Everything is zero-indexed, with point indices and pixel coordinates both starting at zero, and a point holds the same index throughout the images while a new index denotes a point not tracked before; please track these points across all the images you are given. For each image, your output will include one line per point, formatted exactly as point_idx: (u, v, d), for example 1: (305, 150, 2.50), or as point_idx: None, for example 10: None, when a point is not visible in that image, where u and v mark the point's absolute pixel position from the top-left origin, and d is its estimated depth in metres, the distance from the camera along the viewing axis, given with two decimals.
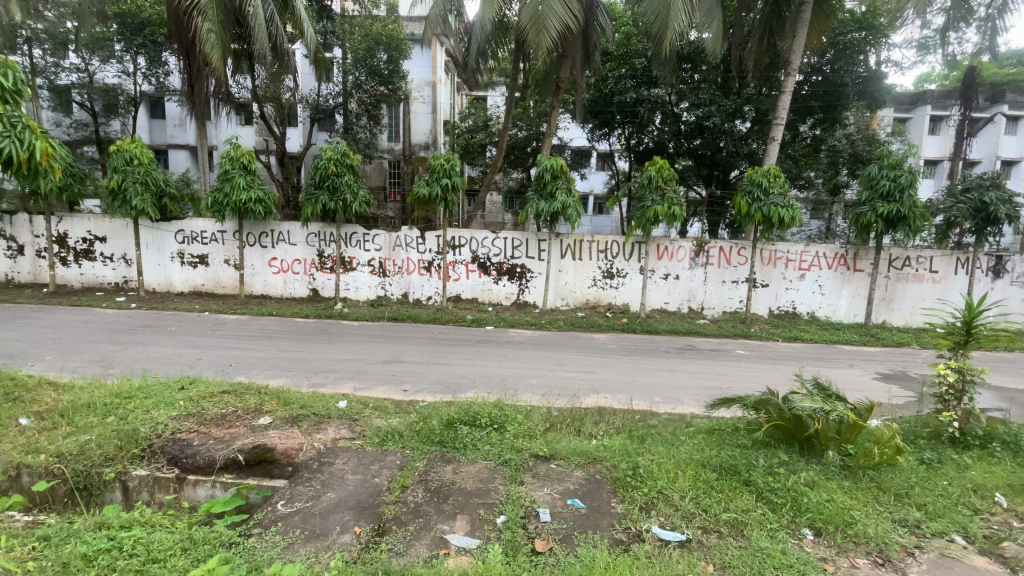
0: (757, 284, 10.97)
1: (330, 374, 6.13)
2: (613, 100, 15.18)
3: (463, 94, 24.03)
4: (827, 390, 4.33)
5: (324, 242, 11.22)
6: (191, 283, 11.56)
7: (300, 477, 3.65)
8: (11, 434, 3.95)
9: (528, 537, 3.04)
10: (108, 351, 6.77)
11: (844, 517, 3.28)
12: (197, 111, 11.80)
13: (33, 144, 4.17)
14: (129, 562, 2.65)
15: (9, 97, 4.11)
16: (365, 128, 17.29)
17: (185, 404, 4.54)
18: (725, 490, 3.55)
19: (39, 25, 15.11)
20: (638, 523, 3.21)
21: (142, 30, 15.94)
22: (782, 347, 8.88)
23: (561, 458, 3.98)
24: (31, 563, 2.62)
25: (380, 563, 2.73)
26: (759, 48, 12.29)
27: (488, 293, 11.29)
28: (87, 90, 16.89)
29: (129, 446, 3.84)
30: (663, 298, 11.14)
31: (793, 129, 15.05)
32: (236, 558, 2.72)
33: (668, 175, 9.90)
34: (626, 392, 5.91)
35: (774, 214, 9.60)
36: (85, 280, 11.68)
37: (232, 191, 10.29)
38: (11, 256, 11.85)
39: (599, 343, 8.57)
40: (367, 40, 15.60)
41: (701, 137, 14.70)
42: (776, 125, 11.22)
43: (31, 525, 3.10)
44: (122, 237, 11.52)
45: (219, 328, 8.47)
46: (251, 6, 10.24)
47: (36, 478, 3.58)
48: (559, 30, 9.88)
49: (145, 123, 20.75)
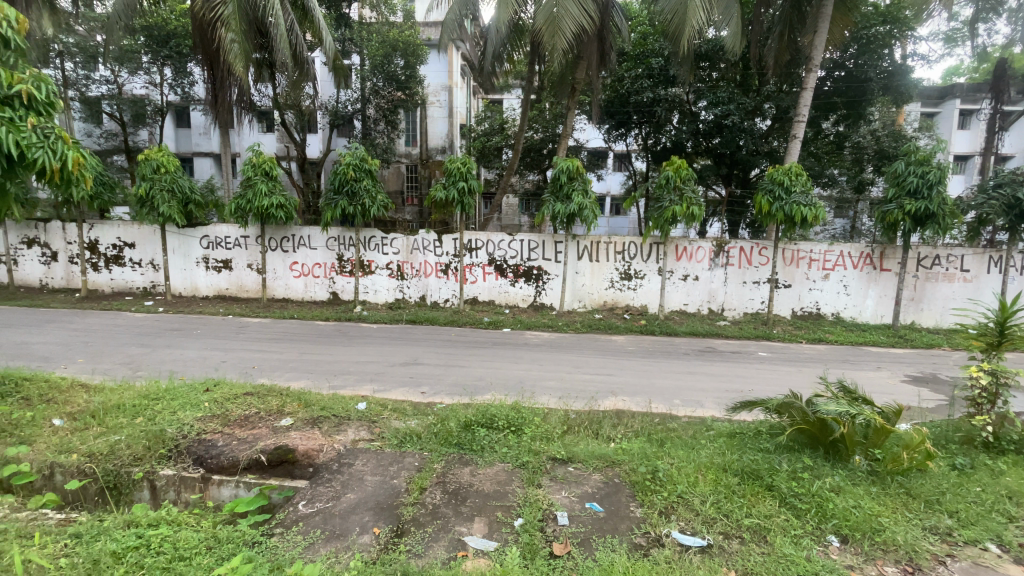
0: (779, 284, 10.75)
1: (350, 377, 6.22)
2: (629, 100, 15.12)
3: (479, 97, 24.25)
4: (852, 393, 4.23)
5: (343, 246, 11.39)
6: (215, 287, 11.83)
7: (321, 478, 3.70)
8: (46, 433, 4.10)
9: (546, 540, 3.03)
10: (137, 354, 6.99)
11: (872, 524, 3.18)
12: (221, 119, 12.11)
13: (65, 154, 4.31)
14: (156, 560, 2.72)
15: (41, 108, 4.27)
16: (383, 133, 17.51)
17: (210, 405, 4.65)
18: (747, 494, 3.49)
19: (70, 39, 15.93)
20: (658, 527, 3.17)
21: (168, 42, 16.48)
22: (806, 349, 8.70)
23: (578, 462, 3.95)
24: (63, 559, 2.71)
25: (398, 563, 2.76)
26: (779, 45, 12.05)
27: (505, 295, 11.31)
28: (115, 101, 17.42)
29: (156, 447, 3.94)
30: (682, 300, 11.00)
31: (815, 125, 14.79)
32: (258, 556, 2.77)
33: (685, 175, 9.75)
34: (645, 394, 5.85)
35: (796, 213, 9.36)
36: (115, 285, 12.08)
37: (254, 197, 10.46)
38: (45, 263, 12.32)
39: (617, 345, 8.51)
40: (385, 46, 15.86)
41: (720, 136, 14.41)
42: (797, 123, 11.01)
43: (63, 523, 3.20)
44: (149, 243, 11.85)
45: (242, 331, 8.65)
46: (273, 16, 10.45)
47: (68, 477, 3.71)
48: (575, 31, 9.87)
49: (172, 132, 21.41)
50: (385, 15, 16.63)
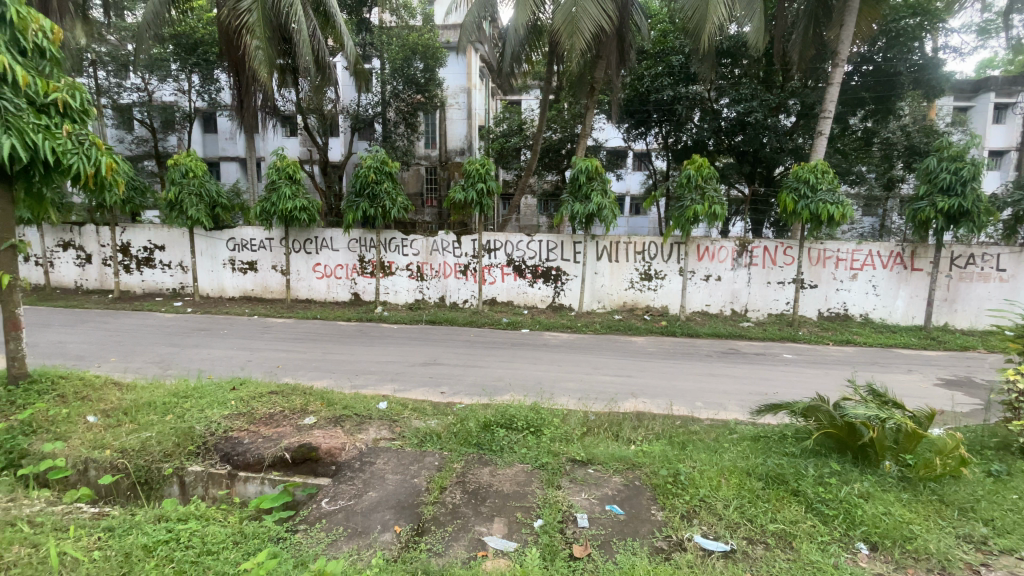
0: (804, 284, 10.50)
1: (371, 376, 6.30)
2: (649, 99, 15.01)
3: (498, 99, 24.32)
4: (882, 397, 4.11)
5: (365, 248, 11.55)
6: (241, 288, 12.12)
7: (343, 476, 3.75)
8: (81, 429, 4.24)
9: (566, 542, 3.01)
10: (167, 353, 7.20)
11: (903, 531, 3.08)
12: (246, 124, 12.40)
13: (99, 160, 4.50)
14: (185, 554, 2.80)
15: (76, 116, 4.46)
16: (403, 136, 17.70)
17: (237, 403, 4.76)
18: (772, 499, 3.42)
19: (103, 49, 16.59)
20: (680, 531, 3.13)
21: (195, 50, 16.92)
22: (833, 351, 8.47)
23: (598, 464, 3.92)
24: (97, 551, 2.81)
25: (419, 562, 2.78)
26: (805, 39, 11.77)
27: (524, 295, 11.31)
28: (146, 108, 17.97)
29: (185, 443, 4.04)
30: (704, 300, 10.83)
31: (842, 121, 14.40)
32: (283, 552, 2.82)
33: (707, 174, 9.61)
34: (666, 396, 5.78)
35: (823, 211, 9.11)
36: (146, 287, 12.48)
37: (279, 200, 10.68)
38: (80, 265, 12.80)
39: (637, 346, 8.42)
40: (405, 50, 16.06)
41: (743, 133, 14.15)
42: (823, 119, 10.75)
43: (97, 517, 3.31)
44: (178, 246, 12.21)
45: (267, 331, 8.85)
46: (296, 22, 10.65)
47: (101, 472, 3.85)
48: (593, 31, 9.82)
49: (199, 138, 22.00)
50: (404, 18, 16.79)
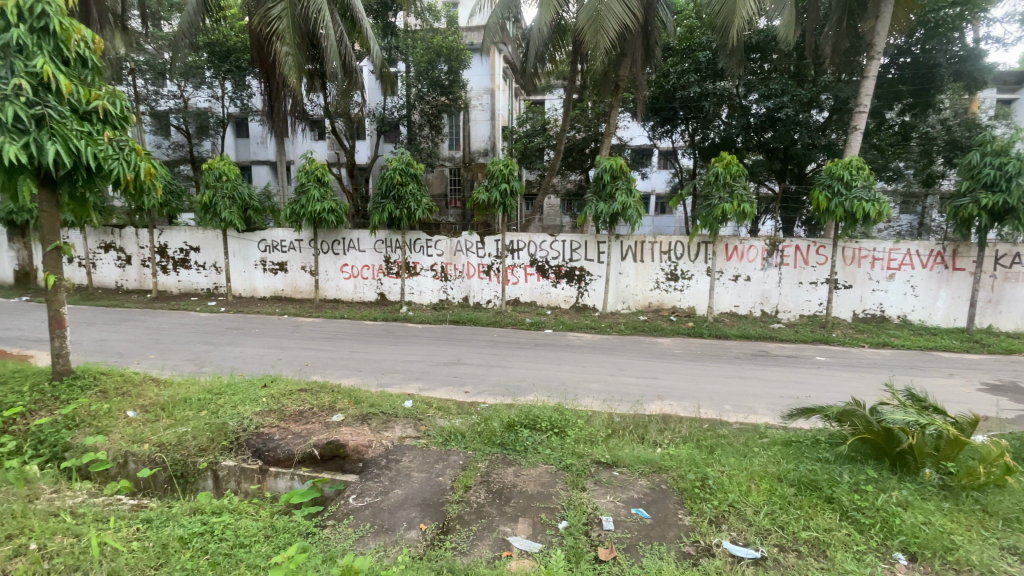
0: (838, 285, 10.16)
1: (397, 375, 6.38)
2: (675, 96, 14.80)
3: (521, 99, 24.33)
4: (922, 402, 3.95)
5: (390, 249, 11.72)
6: (272, 288, 12.44)
7: (370, 473, 3.81)
8: (121, 423, 4.42)
9: (591, 544, 2.99)
10: (201, 351, 7.44)
11: (943, 541, 2.95)
12: (277, 128, 12.72)
13: (138, 164, 4.69)
14: (219, 546, 2.88)
15: (116, 122, 4.67)
16: (427, 137, 17.91)
17: (268, 400, 4.89)
18: (805, 506, 3.32)
19: (141, 58, 17.38)
20: (707, 536, 3.06)
21: (228, 57, 17.46)
22: (868, 354, 8.17)
23: (624, 466, 3.88)
24: (135, 542, 2.92)
25: (444, 561, 2.79)
26: (838, 32, 11.38)
27: (547, 296, 11.28)
28: (182, 115, 18.65)
29: (218, 439, 4.16)
30: (733, 301, 10.59)
31: (878, 116, 13.89)
32: (312, 547, 2.88)
33: (736, 171, 9.39)
34: (693, 399, 5.68)
35: (858, 209, 8.80)
36: (182, 287, 12.95)
37: (308, 202, 10.94)
38: (121, 266, 13.36)
39: (663, 348, 8.30)
40: (429, 52, 16.27)
41: (773, 129, 13.81)
42: (859, 113, 10.38)
43: (136, 508, 3.44)
44: (212, 247, 12.62)
45: (296, 330, 9.07)
46: (324, 28, 10.86)
47: (140, 465, 4.01)
48: (618, 30, 9.72)
49: (232, 142, 22.69)
50: (429, 21, 16.95)
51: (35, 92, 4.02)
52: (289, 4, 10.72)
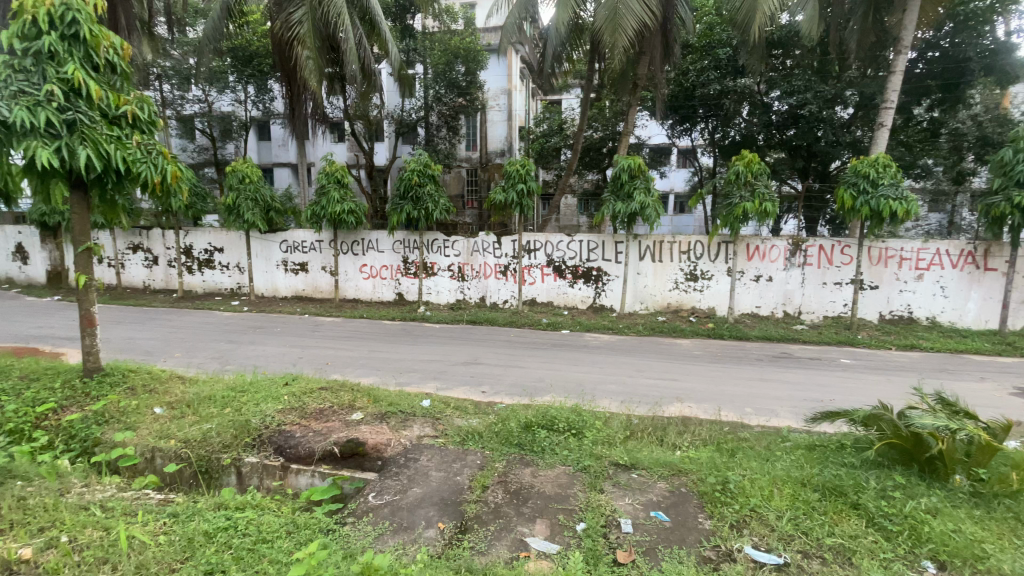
0: (864, 286, 9.91)
1: (415, 374, 6.42)
2: (695, 94, 14.61)
3: (538, 99, 24.29)
4: (952, 406, 3.83)
5: (408, 249, 11.81)
6: (293, 288, 12.65)
7: (389, 471, 3.85)
8: (149, 419, 4.55)
9: (609, 547, 2.97)
10: (225, 349, 7.61)
11: (975, 550, 2.85)
12: (298, 131, 12.93)
13: (165, 167, 4.82)
14: (243, 541, 2.94)
15: (144, 127, 4.81)
16: (445, 139, 18.05)
17: (289, 398, 4.97)
18: (829, 511, 3.24)
19: (168, 63, 17.75)
20: (729, 541, 3.00)
21: (251, 61, 17.81)
22: (895, 356, 7.94)
23: (642, 468, 3.84)
24: (162, 536, 3.00)
25: (463, 560, 2.80)
26: (864, 26, 11.09)
27: (564, 296, 11.24)
28: (206, 118, 19.08)
29: (242, 436, 4.24)
30: (754, 302, 10.40)
31: (905, 112, 13.52)
32: (333, 543, 2.92)
33: (758, 170, 9.23)
34: (714, 401, 5.59)
35: (884, 208, 8.57)
36: (207, 286, 13.26)
37: (328, 204, 11.11)
38: (149, 266, 13.73)
39: (682, 349, 8.20)
40: (447, 54, 16.28)
41: (796, 127, 13.54)
42: (885, 110, 10.10)
43: (162, 503, 3.53)
44: (236, 248, 12.89)
45: (316, 329, 9.20)
46: (344, 31, 10.99)
47: (167, 461, 4.11)
48: (636, 28, 9.64)
49: (254, 145, 23.13)
50: (447, 23, 17.04)
51: (66, 97, 4.17)
52: (310, 8, 10.88)
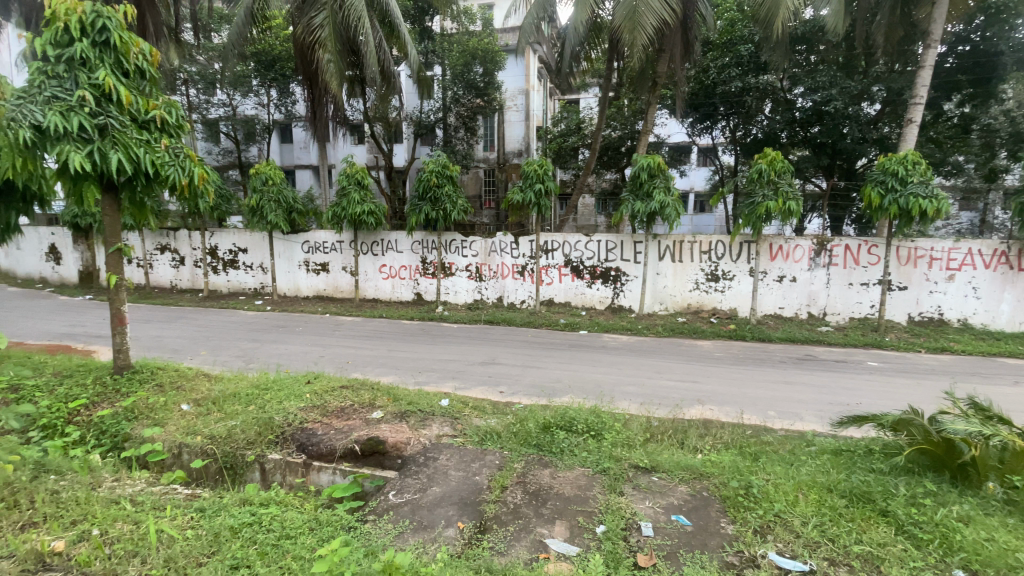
0: (892, 287, 9.63)
1: (434, 374, 6.46)
2: (716, 92, 14.43)
3: (556, 98, 24.24)
4: (986, 411, 3.69)
5: (426, 250, 11.89)
6: (315, 288, 12.85)
7: (408, 470, 3.88)
8: (176, 416, 4.67)
9: (630, 550, 2.94)
10: (249, 347, 7.77)
11: (1010, 560, 2.73)
12: (319, 133, 13.13)
13: (192, 170, 4.94)
14: (267, 536, 3.00)
15: (172, 131, 4.93)
16: (463, 139, 18.15)
17: (311, 396, 5.05)
18: (857, 518, 3.15)
19: (194, 69, 18.26)
20: (752, 547, 2.95)
21: (273, 65, 18.15)
22: (925, 359, 7.69)
23: (663, 471, 3.80)
24: (190, 530, 3.07)
25: (482, 559, 2.81)
26: (890, 20, 10.80)
27: (582, 296, 11.18)
28: (230, 122, 19.52)
29: (266, 432, 4.33)
30: (777, 303, 10.20)
31: (934, 107, 13.17)
32: (354, 541, 2.95)
33: (781, 168, 9.05)
34: (736, 404, 5.49)
35: (914, 206, 8.31)
36: (231, 286, 13.56)
37: (349, 205, 11.26)
38: (176, 266, 14.11)
39: (703, 351, 8.08)
40: (465, 55, 16.35)
41: (821, 123, 13.23)
42: (915, 105, 9.80)
43: (190, 497, 3.63)
44: (259, 248, 13.15)
45: (337, 329, 9.33)
46: (364, 35, 11.12)
47: (193, 457, 4.22)
48: (656, 25, 9.54)
49: (277, 148, 23.58)
50: (465, 25, 17.11)
51: (97, 103, 4.31)
52: (331, 12, 11.04)
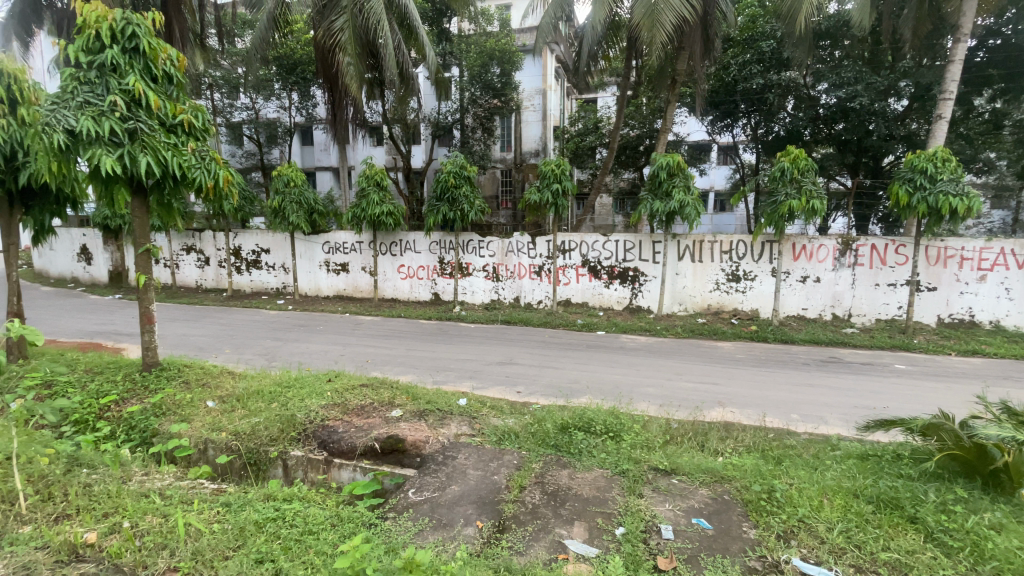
0: (920, 287, 9.36)
1: (452, 373, 6.50)
2: (737, 89, 14.22)
3: (574, 98, 24.14)
4: (1021, 416, 3.56)
5: (444, 250, 11.96)
6: (335, 287, 13.03)
7: (428, 468, 3.91)
8: (201, 412, 4.79)
9: (650, 553, 2.91)
10: (271, 346, 7.92)
11: None
12: (338, 135, 13.30)
13: (217, 172, 5.06)
14: (291, 532, 3.06)
15: (199, 135, 5.07)
16: (480, 140, 18.22)
17: (332, 394, 5.13)
18: (884, 525, 3.08)
19: (218, 73, 18.70)
20: (775, 552, 2.90)
21: (295, 69, 18.46)
22: (956, 362, 7.46)
23: (683, 474, 3.75)
24: (217, 524, 3.15)
25: (502, 559, 2.82)
26: (919, 13, 10.51)
27: (599, 297, 11.13)
28: (253, 125, 19.93)
29: (288, 429, 4.40)
30: (800, 304, 9.99)
31: (965, 103, 12.58)
32: (375, 538, 2.99)
33: (805, 166, 8.87)
34: (758, 407, 5.40)
35: (943, 205, 8.05)
36: (254, 286, 13.85)
37: (368, 206, 11.39)
38: (201, 266, 14.46)
39: (723, 352, 7.95)
40: (483, 56, 16.34)
41: (846, 120, 12.93)
42: (944, 101, 9.50)
43: (216, 492, 3.72)
44: (281, 249, 13.39)
45: (356, 328, 9.44)
46: (383, 37, 11.25)
47: (218, 452, 4.31)
48: (675, 23, 9.43)
49: (298, 150, 24.01)
50: (482, 26, 17.14)
51: (127, 108, 4.44)
52: (351, 16, 11.20)
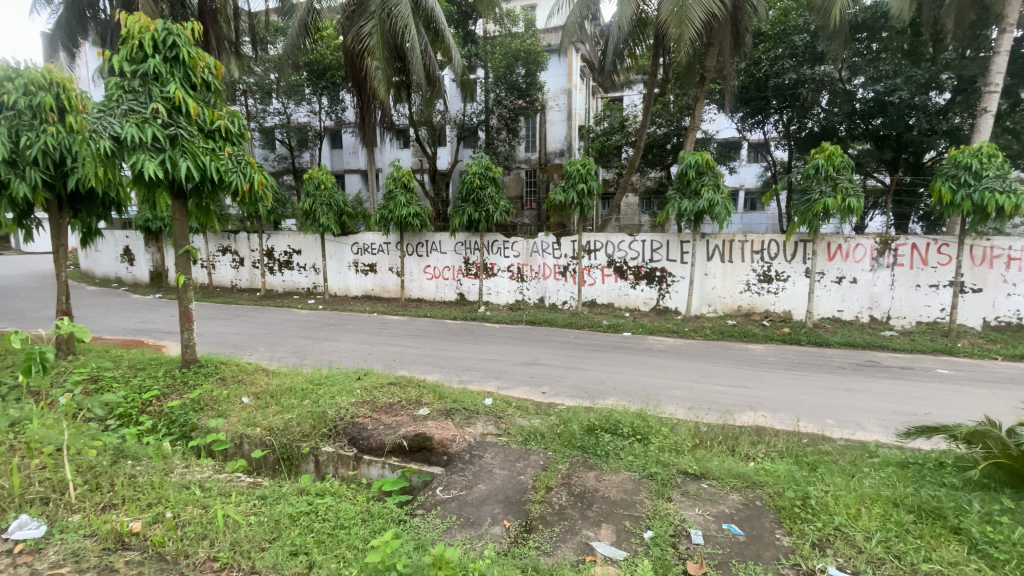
0: (964, 288, 8.94)
1: (477, 373, 6.55)
2: (768, 84, 13.84)
3: (599, 97, 23.97)
4: None
5: (469, 250, 12.04)
6: (363, 287, 13.28)
7: (455, 467, 3.95)
8: (237, 408, 4.95)
9: (679, 558, 2.87)
10: (302, 344, 8.13)
11: None
12: (366, 138, 13.57)
13: (251, 176, 5.23)
14: (323, 526, 3.14)
15: (235, 139, 5.25)
16: (504, 141, 18.29)
17: (361, 392, 5.24)
18: (926, 535, 2.96)
19: (252, 80, 19.32)
20: (810, 560, 2.82)
21: (325, 74, 18.90)
22: (1003, 367, 7.11)
23: (713, 479, 3.69)
24: (252, 516, 3.25)
25: (529, 559, 2.82)
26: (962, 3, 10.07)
27: (625, 298, 11.02)
28: (285, 129, 20.50)
29: (320, 426, 4.52)
30: (836, 305, 9.67)
31: (1011, 96, 11.96)
32: (404, 534, 3.04)
33: (840, 163, 8.59)
34: (791, 411, 5.26)
35: (989, 202, 7.67)
36: (285, 286, 14.24)
37: (395, 207, 11.57)
38: (235, 267, 14.94)
39: (754, 355, 7.77)
40: (508, 57, 16.45)
41: (884, 115, 12.48)
42: (990, 94, 9.06)
43: (251, 485, 3.84)
44: (311, 250, 13.73)
45: (384, 328, 9.61)
46: (410, 41, 11.43)
47: (253, 447, 4.46)
48: (704, 19, 9.27)
49: (328, 153, 24.57)
50: (508, 27, 17.19)
51: (169, 115, 4.64)
52: (379, 21, 11.40)
